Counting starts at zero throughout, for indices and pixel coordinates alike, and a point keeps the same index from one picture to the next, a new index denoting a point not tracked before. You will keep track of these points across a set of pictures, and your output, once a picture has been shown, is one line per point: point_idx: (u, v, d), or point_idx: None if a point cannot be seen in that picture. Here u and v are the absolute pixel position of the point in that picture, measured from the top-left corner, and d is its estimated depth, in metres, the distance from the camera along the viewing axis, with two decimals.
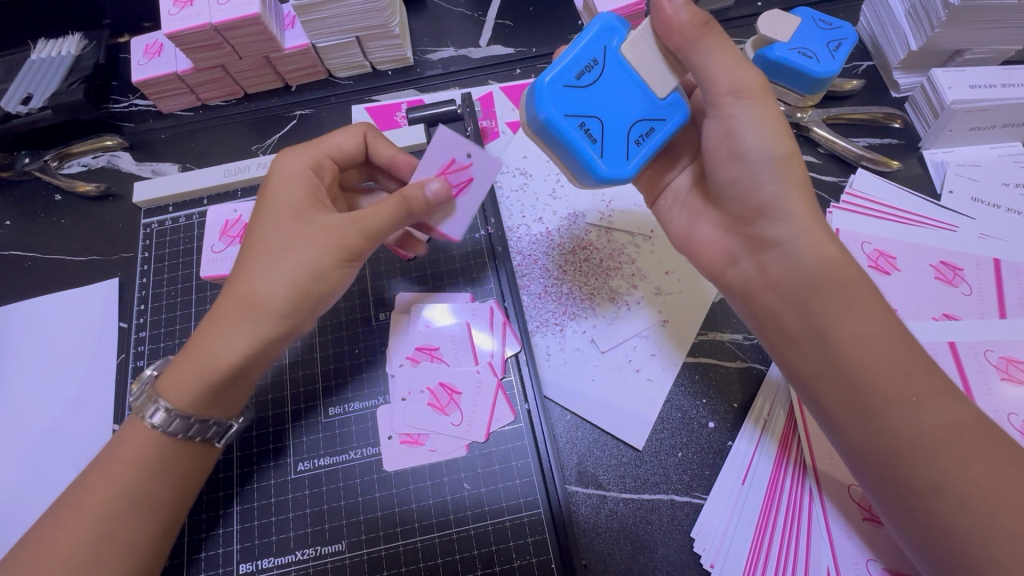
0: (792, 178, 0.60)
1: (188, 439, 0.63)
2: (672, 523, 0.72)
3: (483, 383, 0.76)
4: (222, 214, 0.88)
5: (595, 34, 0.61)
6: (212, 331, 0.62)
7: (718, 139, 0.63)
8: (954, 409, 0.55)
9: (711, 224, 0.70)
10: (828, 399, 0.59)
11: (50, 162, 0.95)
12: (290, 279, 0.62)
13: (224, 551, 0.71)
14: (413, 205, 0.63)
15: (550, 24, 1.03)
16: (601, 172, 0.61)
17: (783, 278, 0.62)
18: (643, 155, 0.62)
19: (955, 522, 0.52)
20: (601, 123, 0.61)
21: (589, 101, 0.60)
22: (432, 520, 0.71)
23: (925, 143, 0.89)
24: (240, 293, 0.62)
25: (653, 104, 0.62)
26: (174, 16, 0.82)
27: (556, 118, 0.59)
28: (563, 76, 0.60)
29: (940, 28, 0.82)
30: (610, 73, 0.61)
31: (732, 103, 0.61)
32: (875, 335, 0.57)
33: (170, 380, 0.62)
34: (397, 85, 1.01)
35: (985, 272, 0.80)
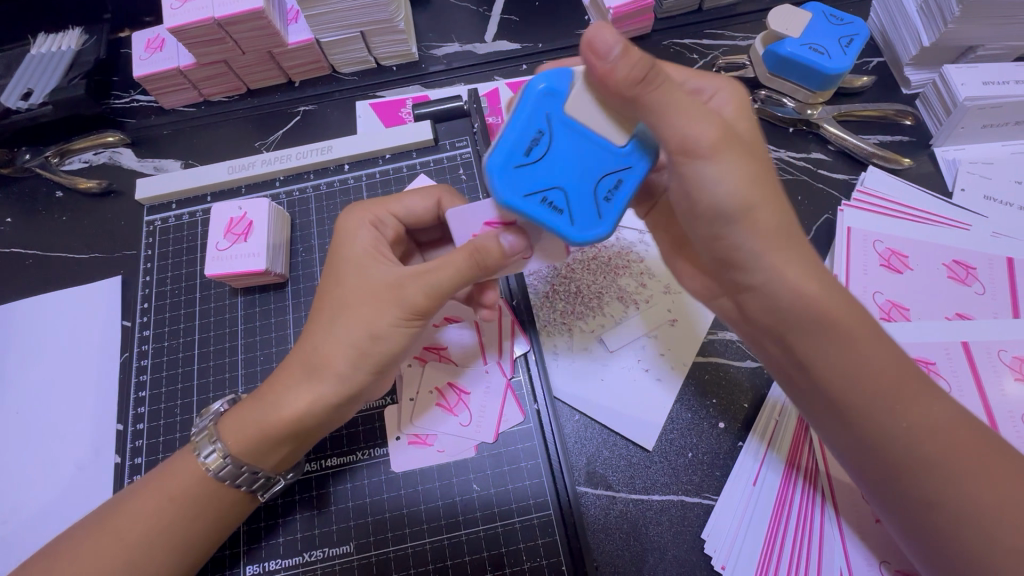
0: (762, 227, 0.54)
1: (236, 487, 0.63)
2: (683, 523, 0.71)
3: (492, 384, 0.75)
4: (226, 212, 0.80)
5: (536, 97, 0.51)
6: (280, 386, 0.62)
7: (679, 193, 0.58)
8: (950, 425, 0.52)
9: (693, 255, 0.69)
10: (823, 420, 0.58)
11: (51, 158, 0.94)
12: (354, 339, 0.60)
13: (231, 553, 0.70)
14: (483, 258, 0.57)
15: (556, 19, 1.02)
16: (578, 240, 0.53)
17: (763, 318, 0.58)
18: (618, 212, 0.53)
19: (959, 537, 0.52)
20: (564, 191, 0.52)
21: (546, 172, 0.52)
22: (441, 522, 0.70)
23: (936, 141, 0.88)
24: (306, 351, 0.62)
25: (614, 156, 0.52)
26: (177, 10, 0.81)
27: (513, 198, 0.51)
28: (508, 155, 0.51)
29: (953, 23, 0.80)
30: (560, 137, 0.52)
31: (687, 162, 0.54)
32: (865, 360, 0.53)
33: (232, 423, 0.63)
34: (401, 81, 1.00)
35: (998, 271, 0.79)
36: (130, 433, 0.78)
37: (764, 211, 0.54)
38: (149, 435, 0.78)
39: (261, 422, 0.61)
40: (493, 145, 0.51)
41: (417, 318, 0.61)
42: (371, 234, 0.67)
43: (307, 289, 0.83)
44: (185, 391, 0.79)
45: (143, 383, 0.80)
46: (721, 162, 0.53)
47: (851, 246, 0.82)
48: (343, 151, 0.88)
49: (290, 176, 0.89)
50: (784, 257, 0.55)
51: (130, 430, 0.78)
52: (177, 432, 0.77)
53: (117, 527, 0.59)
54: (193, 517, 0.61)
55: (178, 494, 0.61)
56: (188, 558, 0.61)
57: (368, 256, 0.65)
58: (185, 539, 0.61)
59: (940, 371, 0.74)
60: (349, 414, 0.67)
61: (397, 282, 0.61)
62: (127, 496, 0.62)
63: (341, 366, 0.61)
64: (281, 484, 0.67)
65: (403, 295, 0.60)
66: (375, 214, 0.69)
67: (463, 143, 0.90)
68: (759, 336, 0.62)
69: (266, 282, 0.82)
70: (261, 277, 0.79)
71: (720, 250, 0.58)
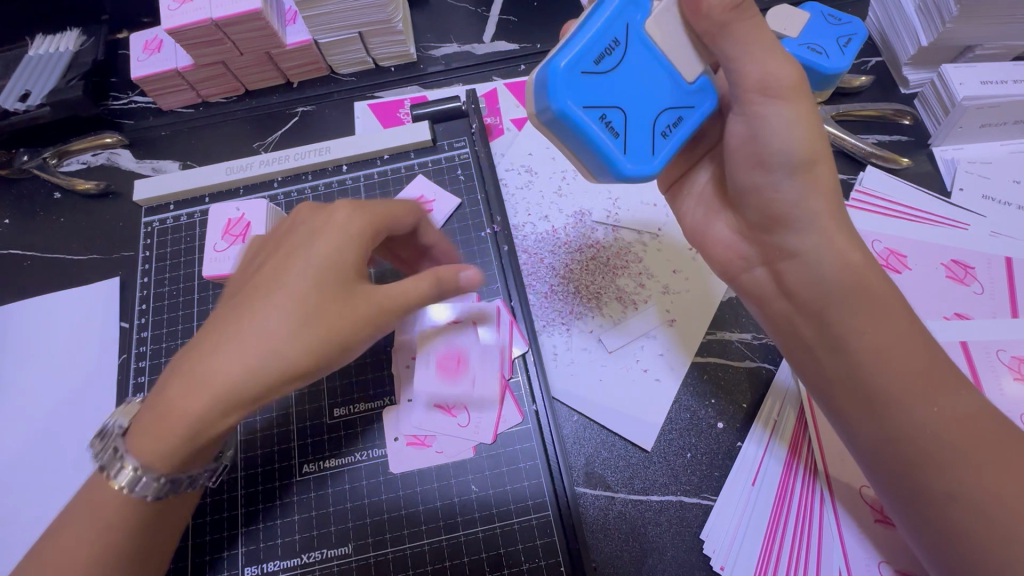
0: (816, 185, 0.57)
1: (143, 498, 0.57)
2: (681, 524, 0.71)
3: (488, 384, 0.74)
4: (225, 212, 0.82)
5: (618, 8, 0.53)
6: (176, 387, 0.54)
7: (740, 139, 0.60)
8: (973, 414, 0.53)
9: (726, 226, 0.68)
10: (844, 406, 0.59)
11: (49, 159, 0.94)
12: (255, 351, 0.53)
13: (229, 554, 0.70)
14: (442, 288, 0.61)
15: (554, 19, 1.02)
16: (624, 168, 0.55)
17: (801, 290, 0.61)
18: (670, 149, 0.56)
19: (975, 533, 0.51)
20: (624, 114, 0.54)
21: (609, 87, 0.53)
22: (439, 523, 0.70)
23: (934, 140, 0.88)
24: (203, 369, 0.53)
25: (680, 89, 0.56)
26: (174, 11, 0.81)
27: (574, 108, 0.52)
28: (581, 58, 0.52)
29: (952, 23, 0.80)
30: (634, 54, 0.54)
31: (760, 102, 0.56)
32: (895, 343, 0.56)
33: (138, 440, 0.55)
34: (399, 81, 1.00)
35: (996, 270, 0.79)
36: None
37: (824, 166, 0.57)
38: None
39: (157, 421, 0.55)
40: (563, 46, 0.52)
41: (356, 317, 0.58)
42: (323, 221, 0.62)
43: None
44: None
45: (141, 384, 0.80)
46: (795, 108, 0.55)
47: None
48: (341, 151, 0.88)
49: (288, 177, 0.89)
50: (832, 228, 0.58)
51: None
52: None
53: None
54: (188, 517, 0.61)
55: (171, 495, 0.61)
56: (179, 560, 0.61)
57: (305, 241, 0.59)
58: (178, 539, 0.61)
59: None
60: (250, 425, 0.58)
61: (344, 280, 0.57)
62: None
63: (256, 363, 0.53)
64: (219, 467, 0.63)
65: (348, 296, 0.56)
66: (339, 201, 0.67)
67: (461, 144, 0.90)
68: (789, 325, 0.64)
69: None
70: None
71: (769, 207, 0.61)
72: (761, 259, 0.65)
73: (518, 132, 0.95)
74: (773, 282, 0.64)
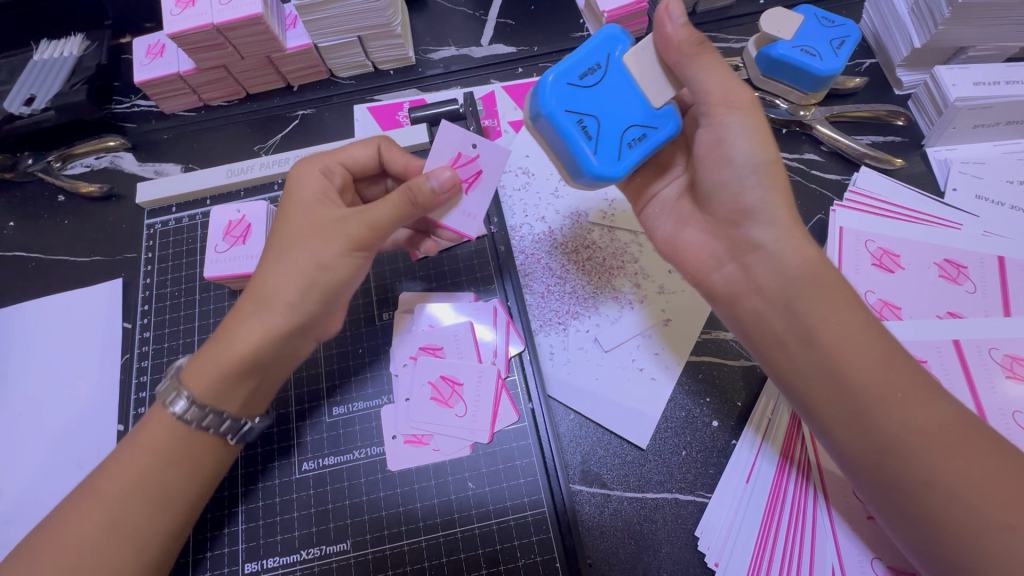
0: (776, 186, 0.61)
1: (204, 430, 0.63)
2: (676, 521, 0.72)
3: (485, 376, 0.76)
4: (225, 215, 0.81)
5: (602, 39, 0.60)
6: (234, 323, 0.63)
7: (706, 148, 0.63)
8: (937, 401, 0.55)
9: (696, 230, 0.69)
10: (816, 401, 0.59)
11: (53, 163, 0.95)
12: (302, 271, 0.62)
13: (230, 550, 0.71)
14: (417, 196, 0.61)
15: (551, 23, 1.03)
16: (592, 169, 0.59)
17: (768, 278, 0.62)
18: (636, 158, 0.59)
19: (947, 517, 0.51)
20: (598, 121, 0.59)
21: (589, 99, 0.59)
22: (437, 520, 0.71)
23: (928, 141, 0.89)
24: (256, 285, 0.63)
25: (649, 112, 0.60)
26: (176, 16, 0.83)
27: (555, 112, 0.58)
28: (566, 74, 0.58)
29: (944, 25, 0.81)
30: (611, 77, 0.60)
31: (723, 113, 0.60)
32: (858, 336, 0.57)
33: (194, 368, 0.63)
34: (398, 85, 1.01)
35: (989, 269, 0.80)
36: (130, 433, 0.79)
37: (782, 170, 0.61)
38: None
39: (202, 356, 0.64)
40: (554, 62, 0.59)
41: (361, 250, 0.64)
42: (322, 180, 0.68)
43: None
44: None
45: (143, 383, 0.81)
46: (753, 119, 0.60)
47: (843, 245, 0.82)
48: None
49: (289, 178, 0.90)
50: (791, 226, 0.61)
51: (130, 430, 0.79)
52: None
53: None
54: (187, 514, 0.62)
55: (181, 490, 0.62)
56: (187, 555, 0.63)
57: (315, 200, 0.66)
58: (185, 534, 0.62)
59: (932, 369, 0.75)
60: (297, 351, 0.67)
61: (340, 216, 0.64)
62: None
63: (289, 296, 0.62)
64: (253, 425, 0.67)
65: (346, 226, 0.63)
66: (324, 163, 0.70)
67: None
68: (757, 321, 0.64)
69: None
70: None
71: (735, 205, 0.63)
72: (729, 254, 0.65)
73: (515, 134, 0.96)
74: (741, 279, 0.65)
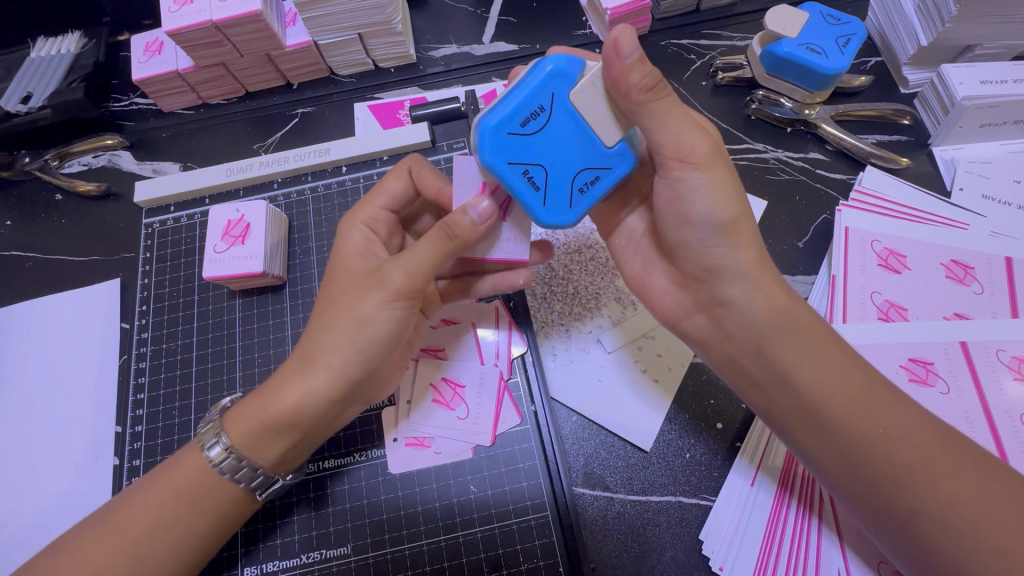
0: (740, 241, 0.58)
1: (234, 482, 0.63)
2: (680, 525, 0.71)
3: (487, 377, 0.76)
4: (224, 214, 0.80)
5: (545, 73, 0.52)
6: (278, 381, 0.63)
7: (664, 202, 0.59)
8: (916, 428, 0.54)
9: (662, 276, 0.67)
10: (800, 437, 0.58)
11: (51, 161, 0.94)
12: (343, 331, 0.61)
13: (229, 554, 0.70)
14: (456, 230, 0.57)
15: (553, 20, 1.02)
16: (543, 219, 0.57)
17: (738, 333, 0.60)
18: (586, 204, 0.57)
19: (942, 543, 0.51)
20: (545, 170, 0.55)
21: (535, 147, 0.54)
22: (439, 523, 0.70)
23: (934, 140, 0.88)
24: (302, 343, 0.63)
25: (600, 153, 0.56)
26: (175, 13, 0.81)
27: (495, 165, 0.53)
28: (503, 121, 0.52)
29: (951, 22, 0.80)
30: (558, 119, 0.54)
31: (679, 170, 0.56)
32: (831, 370, 0.56)
33: (234, 417, 0.64)
34: (398, 83, 1.00)
35: (996, 270, 0.79)
36: (129, 435, 0.78)
37: (745, 225, 0.58)
38: (148, 437, 0.78)
39: (247, 408, 0.64)
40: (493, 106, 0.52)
41: (402, 300, 0.62)
42: (364, 234, 0.68)
43: (305, 291, 0.83)
44: (182, 394, 0.80)
45: (141, 385, 0.81)
46: (711, 175, 0.56)
47: (849, 246, 0.81)
48: (340, 153, 0.88)
49: (288, 177, 0.89)
50: (760, 277, 0.58)
51: (128, 432, 0.78)
52: (175, 434, 0.78)
53: (131, 525, 0.60)
54: (191, 517, 0.62)
55: (188, 492, 0.62)
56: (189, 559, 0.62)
57: (358, 253, 0.66)
58: (190, 538, 0.62)
59: (939, 371, 0.74)
60: (345, 412, 0.66)
61: (379, 269, 0.62)
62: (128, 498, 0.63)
63: (331, 357, 0.61)
64: (282, 483, 0.66)
65: (384, 277, 0.61)
66: (365, 213, 0.70)
67: (460, 144, 0.90)
68: (731, 363, 0.63)
69: (264, 284, 0.82)
70: (258, 279, 0.80)
71: (698, 261, 0.60)
72: (697, 306, 0.64)
73: None
74: (711, 329, 0.63)
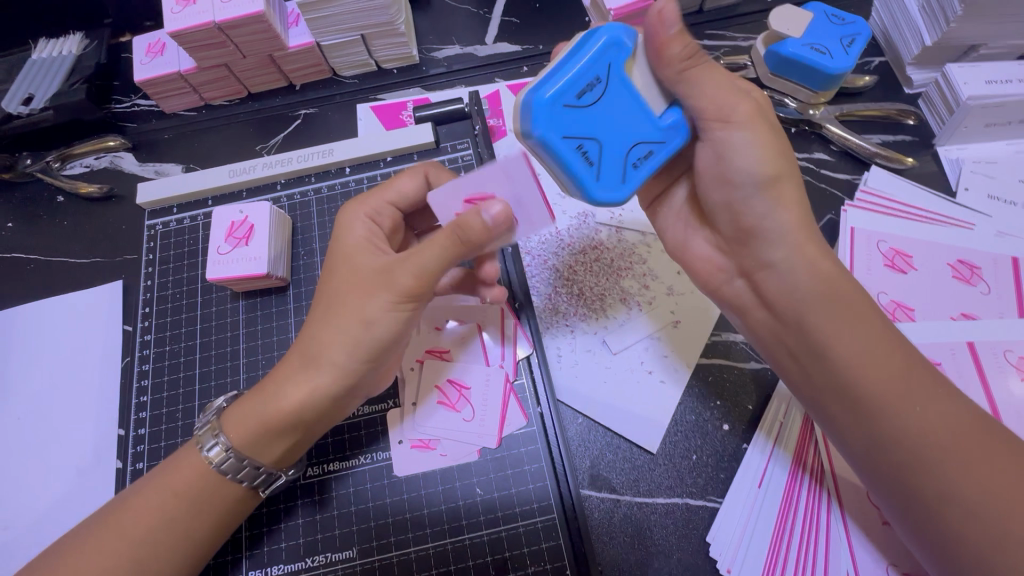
0: (784, 199, 0.58)
1: (237, 481, 0.63)
2: (687, 527, 0.70)
3: (492, 379, 0.75)
4: (227, 215, 0.79)
5: (600, 45, 0.52)
6: (280, 376, 0.63)
7: (707, 164, 0.61)
8: (953, 412, 0.54)
9: (705, 241, 0.69)
10: (833, 413, 0.59)
11: (52, 163, 0.94)
12: (353, 332, 0.61)
13: (233, 558, 0.69)
14: (468, 232, 0.57)
15: (557, 21, 1.02)
16: (596, 196, 0.55)
17: (778, 298, 0.61)
18: (640, 180, 0.56)
19: (969, 532, 0.51)
20: (599, 145, 0.54)
21: (588, 119, 0.53)
22: (444, 527, 0.70)
23: (939, 140, 0.88)
24: (305, 341, 0.63)
25: (652, 125, 0.55)
26: (177, 14, 0.81)
27: (552, 138, 0.52)
28: (562, 93, 0.51)
29: (955, 23, 0.80)
30: (612, 92, 0.53)
31: (721, 130, 0.57)
32: (869, 348, 0.56)
33: (233, 414, 0.63)
34: (402, 84, 1.00)
35: (1003, 270, 0.79)
36: (131, 438, 0.78)
37: (791, 181, 0.58)
38: (150, 440, 0.77)
39: (244, 409, 0.63)
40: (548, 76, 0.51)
41: (408, 302, 0.61)
42: (369, 229, 0.68)
43: (309, 292, 0.83)
44: (185, 396, 0.79)
45: (144, 388, 0.80)
46: (753, 131, 0.57)
47: (855, 246, 0.81)
48: (343, 154, 0.88)
49: (291, 179, 0.89)
50: (804, 241, 0.58)
51: (131, 435, 0.78)
52: (178, 436, 0.77)
53: (132, 529, 0.60)
54: (197, 518, 0.62)
55: (193, 495, 0.61)
56: (193, 559, 0.62)
57: (363, 248, 0.66)
58: (192, 541, 0.61)
59: (947, 371, 0.73)
60: (346, 409, 0.67)
61: (386, 269, 0.62)
62: (129, 498, 0.62)
63: (336, 356, 0.61)
64: (283, 479, 0.66)
65: (393, 279, 0.60)
66: (372, 206, 0.69)
67: (464, 145, 0.89)
68: (771, 334, 0.64)
69: (267, 285, 0.82)
70: (262, 281, 0.79)
71: (742, 221, 0.61)
72: (739, 270, 0.65)
73: None
74: (753, 294, 0.64)
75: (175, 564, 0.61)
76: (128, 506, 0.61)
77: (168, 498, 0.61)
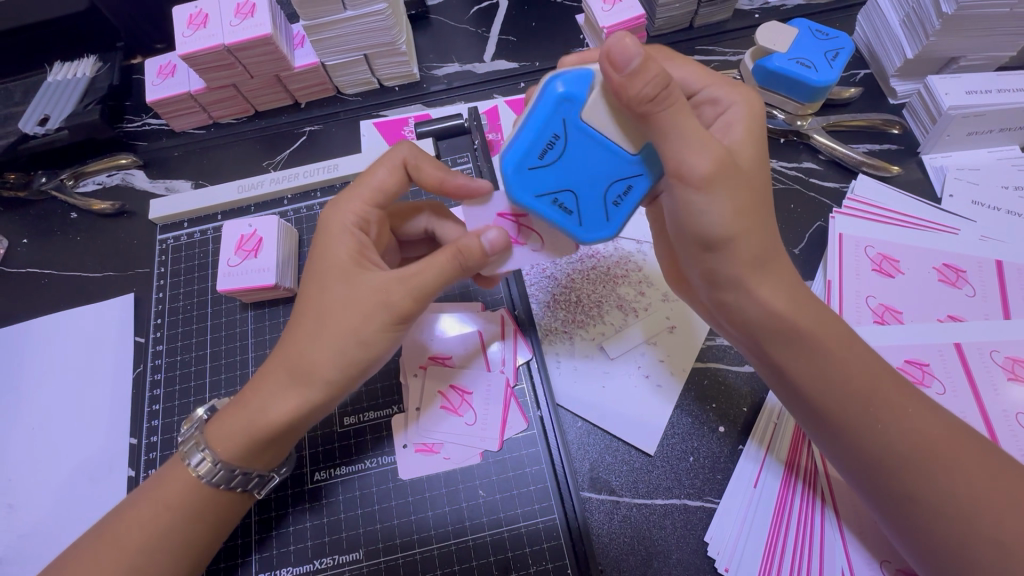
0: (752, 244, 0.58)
1: (229, 489, 0.65)
2: (687, 527, 0.72)
3: (493, 385, 0.78)
4: (237, 230, 0.83)
5: (552, 104, 0.55)
6: (263, 391, 0.64)
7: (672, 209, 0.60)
8: (921, 417, 0.57)
9: None
10: (811, 420, 0.62)
11: (66, 181, 0.97)
12: (358, 340, 0.63)
13: (243, 561, 0.71)
14: (467, 258, 0.62)
15: (552, 39, 1.05)
16: (584, 237, 0.61)
17: (746, 319, 0.63)
18: (624, 215, 0.60)
19: (941, 527, 0.54)
20: (574, 195, 0.59)
21: (556, 175, 0.58)
22: (448, 528, 0.72)
23: (924, 148, 0.91)
24: (292, 357, 0.63)
25: (624, 163, 0.57)
26: (187, 37, 0.85)
27: (527, 199, 0.59)
28: (524, 156, 0.57)
29: (935, 36, 0.83)
30: (575, 143, 0.56)
31: (681, 187, 0.56)
32: (840, 357, 0.59)
33: (217, 430, 0.64)
34: (403, 101, 1.03)
35: (987, 273, 0.81)
36: (144, 446, 0.80)
37: (752, 236, 0.58)
38: (162, 447, 0.80)
39: (227, 424, 0.64)
40: (511, 143, 0.57)
41: (398, 324, 0.63)
42: (355, 240, 0.66)
43: None
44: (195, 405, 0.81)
45: (156, 396, 0.83)
46: (711, 193, 0.55)
47: (842, 251, 0.84)
48: (349, 168, 0.91)
49: (297, 194, 0.92)
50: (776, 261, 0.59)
51: (144, 442, 0.80)
52: None
53: (148, 530, 0.62)
54: (188, 521, 0.63)
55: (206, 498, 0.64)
56: (192, 557, 0.64)
57: (348, 261, 0.65)
58: (187, 538, 0.63)
59: (935, 372, 0.75)
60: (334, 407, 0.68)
61: (378, 286, 0.62)
62: (126, 504, 0.64)
63: (330, 373, 0.62)
64: (276, 479, 0.69)
65: (387, 298, 0.62)
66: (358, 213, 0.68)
67: (464, 159, 0.93)
68: (743, 341, 0.67)
69: (275, 296, 0.85)
70: (270, 292, 0.82)
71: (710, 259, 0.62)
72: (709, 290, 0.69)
73: None
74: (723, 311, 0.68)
75: (171, 563, 0.62)
76: (142, 511, 0.63)
77: (174, 504, 0.63)
